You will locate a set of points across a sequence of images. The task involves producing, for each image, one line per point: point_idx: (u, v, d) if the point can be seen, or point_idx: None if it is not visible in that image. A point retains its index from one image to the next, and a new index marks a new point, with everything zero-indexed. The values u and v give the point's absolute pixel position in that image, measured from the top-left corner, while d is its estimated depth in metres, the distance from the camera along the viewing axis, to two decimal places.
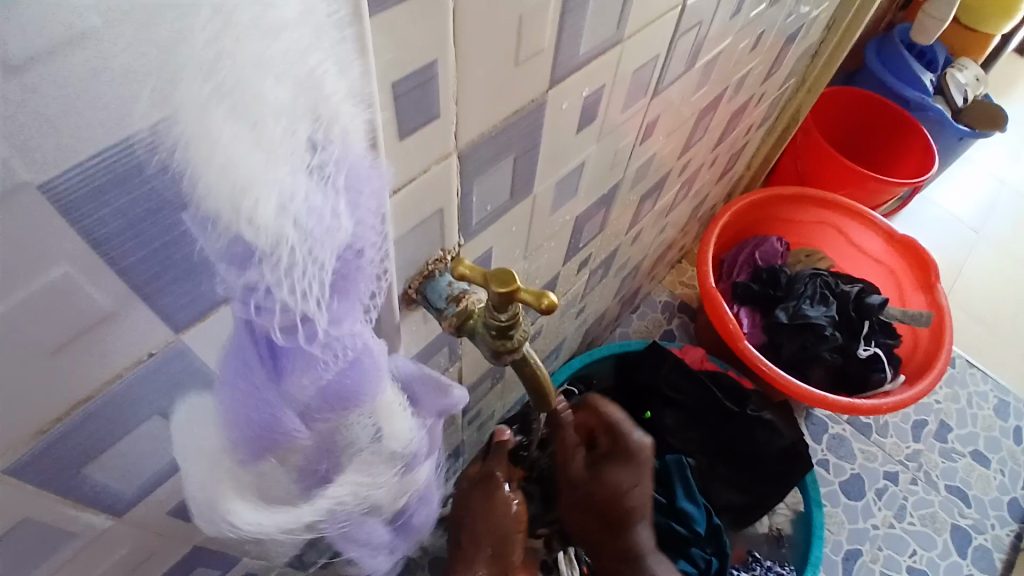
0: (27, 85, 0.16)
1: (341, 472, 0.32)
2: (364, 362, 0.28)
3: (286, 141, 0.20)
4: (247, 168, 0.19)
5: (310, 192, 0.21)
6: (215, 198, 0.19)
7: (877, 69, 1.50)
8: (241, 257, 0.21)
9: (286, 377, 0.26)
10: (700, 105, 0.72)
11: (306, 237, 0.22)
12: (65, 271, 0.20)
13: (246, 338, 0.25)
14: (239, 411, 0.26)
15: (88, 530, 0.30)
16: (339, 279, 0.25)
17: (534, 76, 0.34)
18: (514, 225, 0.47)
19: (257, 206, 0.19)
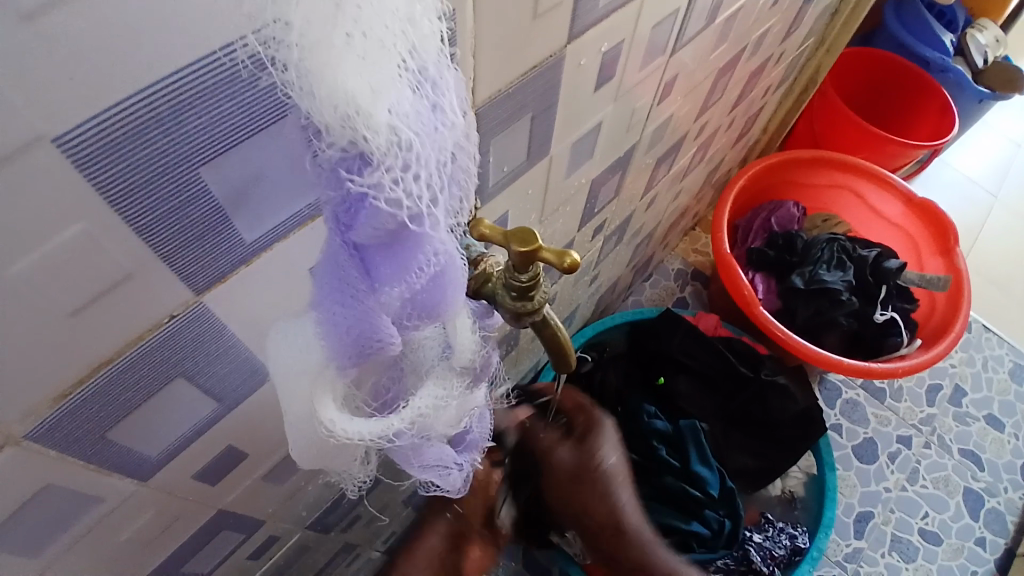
0: (36, 30, 0.15)
1: (418, 387, 0.31)
2: (451, 276, 0.26)
3: (389, 47, 0.19)
4: (356, 78, 0.18)
5: (412, 99, 0.20)
6: (330, 108, 0.18)
7: (899, 27, 1.44)
8: (357, 162, 0.20)
9: (383, 288, 0.24)
10: (717, 66, 0.70)
11: (413, 142, 0.21)
12: (82, 232, 0.20)
13: (341, 252, 0.23)
14: (337, 329, 0.25)
15: (113, 494, 0.31)
16: (442, 183, 0.23)
17: (553, 31, 0.33)
18: (530, 189, 0.47)
19: (372, 112, 0.19)
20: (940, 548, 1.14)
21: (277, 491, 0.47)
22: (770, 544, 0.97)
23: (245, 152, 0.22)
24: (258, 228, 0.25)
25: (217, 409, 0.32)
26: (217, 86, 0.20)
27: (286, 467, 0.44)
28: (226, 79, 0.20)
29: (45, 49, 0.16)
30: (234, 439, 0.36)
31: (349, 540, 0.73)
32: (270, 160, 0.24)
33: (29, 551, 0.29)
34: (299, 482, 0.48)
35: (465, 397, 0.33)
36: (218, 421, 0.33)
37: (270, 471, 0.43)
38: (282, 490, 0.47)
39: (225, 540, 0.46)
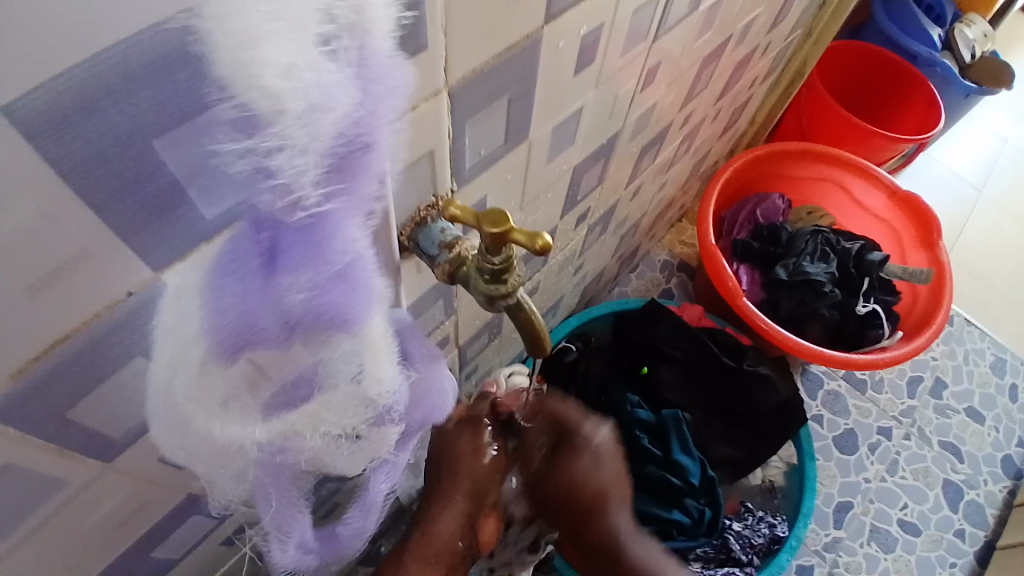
0: None
1: (320, 396, 0.29)
2: (358, 277, 0.26)
3: (307, 12, 0.18)
4: (269, 39, 0.18)
5: (327, 74, 0.20)
6: (223, 61, 0.18)
7: (886, 21, 1.45)
8: (247, 123, 0.19)
9: (280, 275, 0.24)
10: (702, 53, 0.69)
11: (317, 112, 0.20)
12: (35, 204, 0.19)
13: (249, 234, 0.24)
14: (222, 309, 0.24)
15: (79, 475, 0.30)
16: (341, 171, 0.23)
17: (527, 10, 0.33)
18: (509, 174, 0.46)
19: (262, 69, 0.18)
20: (918, 538, 1.16)
21: None
22: (750, 532, 0.98)
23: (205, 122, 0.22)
24: (220, 207, 0.25)
25: None
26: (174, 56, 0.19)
27: None
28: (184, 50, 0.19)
29: None
30: None
31: None
32: None
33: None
34: None
35: (367, 429, 0.31)
36: None
37: None
38: None
39: (199, 526, 0.45)
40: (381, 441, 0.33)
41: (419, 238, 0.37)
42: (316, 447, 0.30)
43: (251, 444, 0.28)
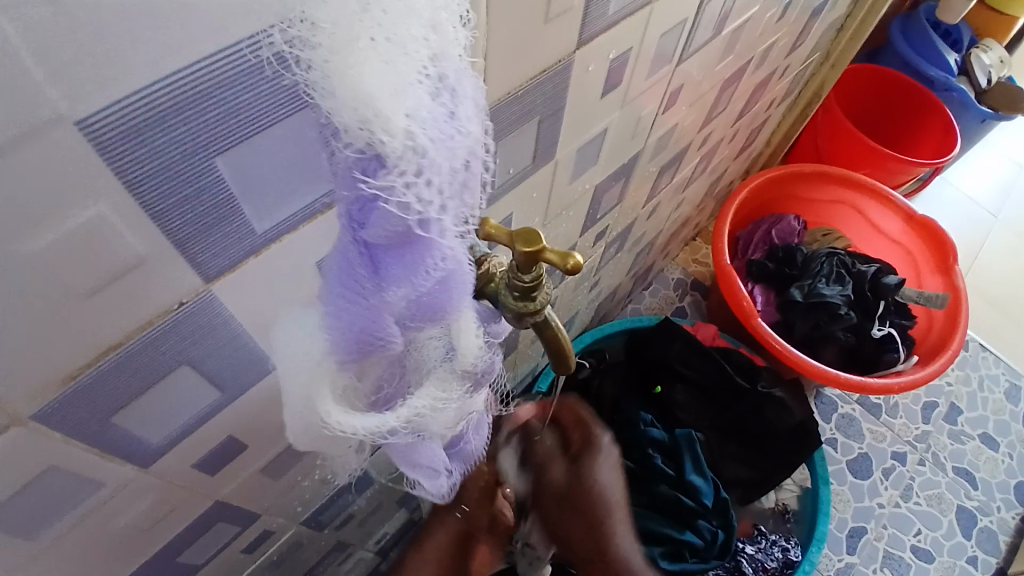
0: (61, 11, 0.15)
1: (418, 387, 0.31)
2: (458, 284, 0.26)
3: (410, 53, 0.19)
4: (382, 82, 0.19)
5: (432, 104, 0.21)
6: (347, 108, 0.19)
7: (903, 46, 1.46)
8: (375, 164, 0.20)
9: (388, 288, 0.24)
10: (722, 76, 0.70)
11: (429, 145, 0.21)
12: (95, 215, 0.20)
13: (351, 248, 0.23)
14: (343, 328, 0.25)
15: (114, 478, 0.31)
16: (455, 190, 0.23)
17: (562, 34, 0.34)
18: (534, 192, 0.47)
19: (391, 115, 0.19)
20: (931, 565, 1.14)
21: (274, 484, 0.47)
22: (762, 557, 0.98)
23: (273, 139, 0.23)
24: (269, 220, 0.26)
25: (220, 399, 0.32)
26: (235, 76, 0.20)
27: (284, 460, 0.44)
28: (244, 69, 0.20)
29: (63, 34, 0.16)
30: (236, 429, 0.36)
31: (342, 539, 0.73)
32: (282, 153, 0.24)
33: (28, 533, 0.29)
34: (295, 477, 0.48)
35: (465, 400, 0.33)
36: (222, 409, 0.33)
37: (268, 464, 0.43)
38: (279, 484, 0.47)
39: (220, 532, 0.46)
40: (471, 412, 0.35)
41: None
42: (429, 426, 0.31)
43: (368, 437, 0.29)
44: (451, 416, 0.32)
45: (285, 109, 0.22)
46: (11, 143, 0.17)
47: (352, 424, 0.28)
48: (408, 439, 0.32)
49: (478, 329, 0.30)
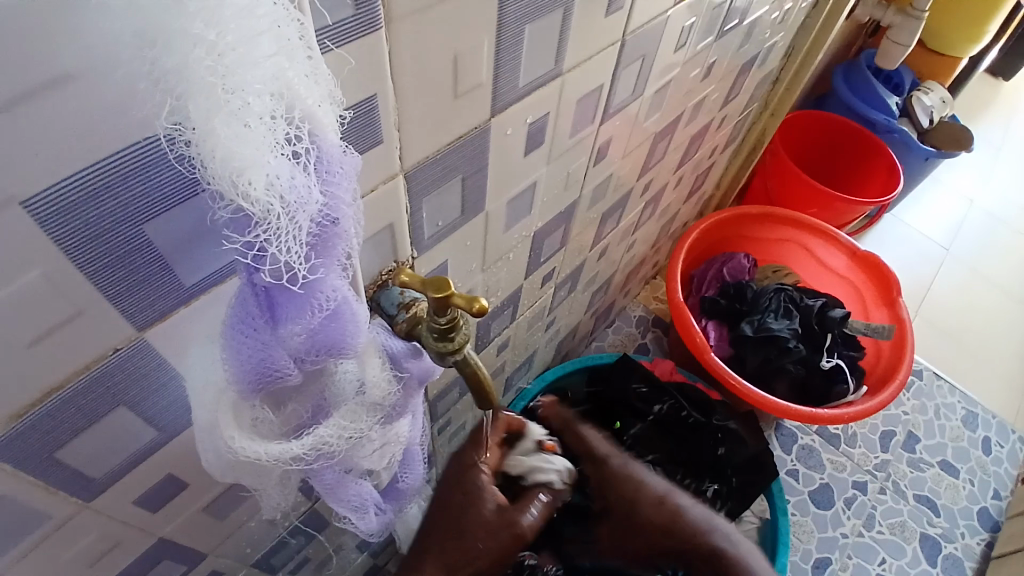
0: (16, 118, 0.19)
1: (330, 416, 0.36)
2: (344, 316, 0.30)
3: (268, 129, 0.22)
4: (243, 158, 0.21)
5: (293, 171, 0.23)
6: (220, 179, 0.21)
7: (845, 92, 1.56)
8: (245, 222, 0.24)
9: (282, 324, 0.28)
10: (654, 129, 0.76)
11: (292, 213, 0.24)
12: (42, 274, 0.23)
13: (247, 292, 0.26)
14: (240, 361, 0.29)
15: (56, 512, 0.33)
16: (325, 244, 0.27)
17: (475, 106, 0.39)
18: (468, 240, 0.51)
19: (252, 185, 0.22)
20: None
21: (221, 523, 0.49)
22: None
23: (179, 213, 0.26)
24: (197, 274, 0.29)
25: (159, 437, 0.35)
26: (150, 161, 0.23)
27: (230, 498, 0.46)
28: (157, 155, 0.24)
29: (19, 130, 0.19)
30: (176, 467, 0.38)
31: None
32: (200, 219, 0.27)
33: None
34: (243, 516, 0.50)
35: (382, 430, 0.39)
36: (163, 447, 0.36)
37: (213, 501, 0.45)
38: (226, 523, 0.49)
39: (166, 571, 0.47)
40: (394, 437, 0.42)
41: (379, 299, 0.41)
42: (340, 450, 0.37)
43: (280, 462, 0.34)
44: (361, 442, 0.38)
45: (178, 189, 0.25)
46: None
47: (263, 450, 0.32)
48: (324, 463, 0.37)
49: (382, 364, 0.37)
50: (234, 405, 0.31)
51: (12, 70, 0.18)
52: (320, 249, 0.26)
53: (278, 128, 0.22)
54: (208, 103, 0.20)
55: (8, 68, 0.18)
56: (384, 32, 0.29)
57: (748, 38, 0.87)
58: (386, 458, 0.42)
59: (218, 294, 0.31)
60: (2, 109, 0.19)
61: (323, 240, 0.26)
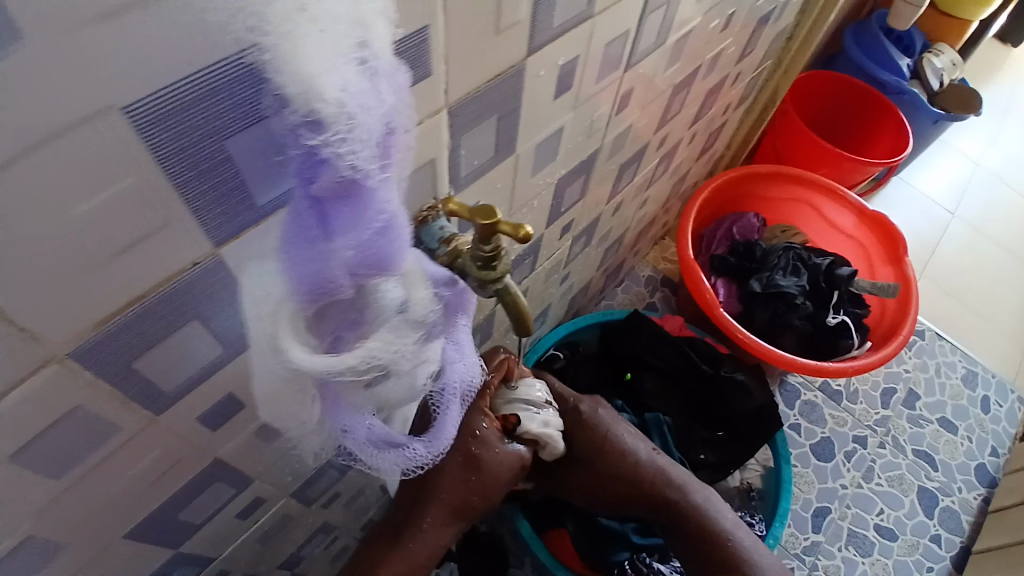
0: (119, 23, 0.21)
1: (371, 334, 0.36)
2: (395, 232, 0.31)
3: (339, 35, 0.23)
4: (317, 59, 0.22)
5: (359, 79, 0.24)
6: (294, 84, 0.22)
7: (858, 52, 1.55)
8: (313, 127, 0.24)
9: (336, 236, 0.29)
10: (673, 81, 0.77)
11: (357, 113, 0.24)
12: (133, 182, 0.25)
13: (303, 202, 0.28)
14: (298, 272, 0.30)
15: (131, 424, 0.36)
16: (383, 148, 0.28)
17: (512, 45, 0.40)
18: (498, 183, 0.53)
19: (325, 87, 0.23)
20: (894, 543, 1.21)
21: (267, 450, 0.52)
22: None
23: (242, 131, 0.27)
24: (268, 194, 0.31)
25: (222, 356, 0.38)
26: (229, 78, 0.25)
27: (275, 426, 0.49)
28: (235, 72, 0.25)
29: (125, 36, 0.21)
30: (235, 388, 0.41)
31: (328, 518, 0.78)
32: (262, 139, 0.28)
33: (52, 470, 0.34)
34: (286, 445, 0.53)
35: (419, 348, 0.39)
36: (223, 367, 0.38)
37: (262, 427, 0.48)
38: (272, 450, 0.52)
39: (217, 494, 0.51)
40: (425, 359, 0.41)
41: (421, 234, 0.42)
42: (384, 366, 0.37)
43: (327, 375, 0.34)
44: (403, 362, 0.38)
45: (245, 109, 0.27)
46: (82, 121, 0.22)
47: (315, 363, 0.33)
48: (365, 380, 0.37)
49: (427, 284, 0.37)
50: (290, 320, 0.32)
51: None
52: (377, 155, 0.27)
53: (347, 30, 0.23)
54: (284, 5, 0.21)
55: None
56: None
57: None
58: (414, 378, 0.42)
59: (283, 216, 0.33)
60: (110, 17, 0.20)
61: (380, 147, 0.27)
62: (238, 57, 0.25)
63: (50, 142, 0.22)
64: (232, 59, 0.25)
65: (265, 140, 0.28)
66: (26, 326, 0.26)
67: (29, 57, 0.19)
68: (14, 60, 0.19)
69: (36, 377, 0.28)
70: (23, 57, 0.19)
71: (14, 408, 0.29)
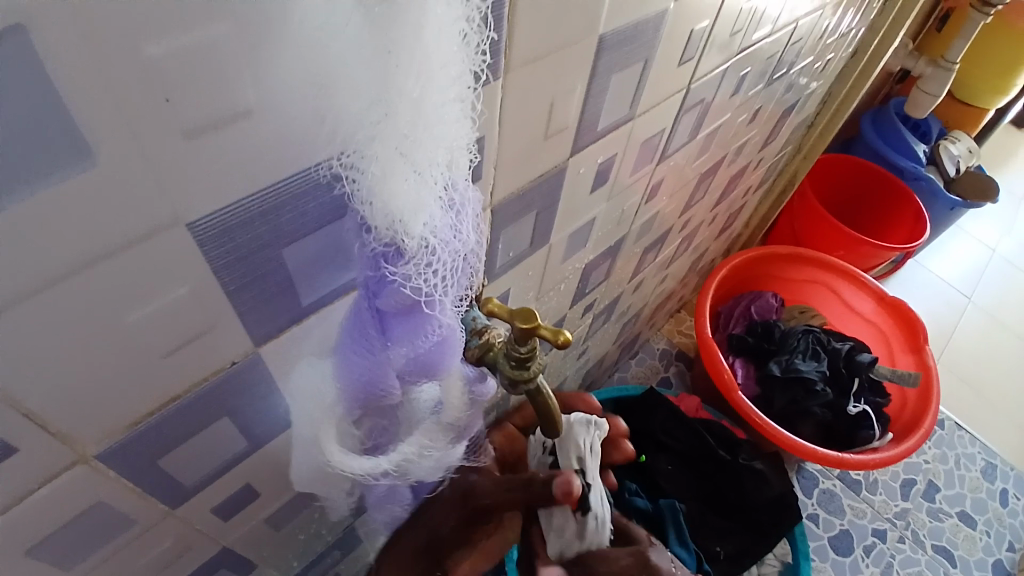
0: (197, 145, 0.21)
1: (407, 436, 0.36)
2: (451, 345, 0.31)
3: (433, 177, 0.24)
4: (408, 200, 0.24)
5: (441, 213, 0.26)
6: (379, 217, 0.24)
7: (873, 139, 1.59)
8: (393, 254, 0.26)
9: (393, 345, 0.29)
10: (701, 169, 0.79)
11: (437, 245, 0.26)
12: (188, 290, 0.25)
13: (365, 311, 0.28)
14: (352, 376, 0.31)
15: (145, 517, 0.34)
16: (455, 275, 0.28)
17: (558, 147, 0.41)
18: (530, 270, 0.53)
19: (413, 223, 0.24)
20: None
21: (275, 534, 0.50)
22: None
23: (315, 238, 0.28)
24: (313, 294, 0.31)
25: (246, 447, 0.37)
26: (309, 187, 0.26)
27: (288, 510, 0.48)
28: (317, 183, 0.26)
29: (203, 156, 0.21)
30: (253, 477, 0.40)
31: None
32: (333, 245, 0.29)
33: (55, 567, 0.32)
34: (293, 527, 0.51)
35: (446, 452, 0.37)
36: (249, 456, 0.37)
37: (275, 512, 0.46)
38: (279, 534, 0.50)
39: None
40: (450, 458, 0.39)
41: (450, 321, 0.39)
42: (414, 469, 0.37)
43: (363, 476, 0.35)
44: (431, 463, 0.37)
45: (322, 217, 0.27)
46: (146, 234, 0.22)
47: (353, 464, 0.33)
48: (395, 480, 0.37)
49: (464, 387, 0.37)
50: (336, 424, 0.33)
51: (207, 102, 0.20)
52: (448, 281, 0.28)
53: (441, 172, 0.24)
54: (389, 150, 0.23)
55: (205, 100, 0.20)
56: (503, 81, 0.31)
57: (792, 84, 0.89)
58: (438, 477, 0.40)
59: (329, 313, 0.33)
60: (191, 138, 0.21)
61: (452, 274, 0.28)
62: (318, 169, 0.25)
63: (111, 254, 0.22)
64: (313, 170, 0.25)
65: (333, 246, 0.29)
66: (58, 429, 0.25)
67: (104, 177, 0.20)
68: (85, 177, 0.19)
69: (58, 478, 0.27)
70: (95, 175, 0.19)
71: (32, 509, 0.27)
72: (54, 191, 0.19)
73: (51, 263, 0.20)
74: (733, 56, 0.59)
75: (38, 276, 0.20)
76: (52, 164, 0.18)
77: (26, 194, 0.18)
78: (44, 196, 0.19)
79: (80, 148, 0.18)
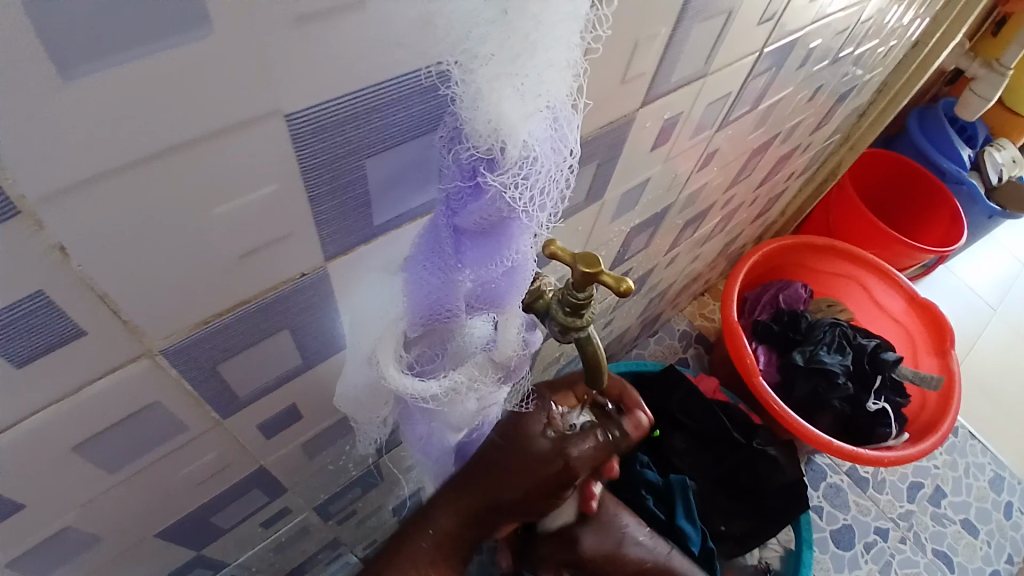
0: (305, 31, 0.21)
1: (455, 366, 0.37)
2: (519, 277, 0.31)
3: (546, 88, 0.23)
4: (516, 106, 0.23)
5: (545, 128, 0.25)
6: (484, 122, 0.24)
7: (920, 136, 1.54)
8: (490, 164, 0.25)
9: (465, 266, 0.29)
10: (752, 147, 0.77)
11: (536, 160, 0.25)
12: (274, 190, 0.25)
13: (445, 227, 0.28)
14: (419, 292, 0.31)
15: (195, 425, 0.35)
16: (545, 201, 0.28)
17: (631, 96, 0.40)
18: (579, 226, 0.52)
19: (518, 131, 0.23)
20: None
21: (308, 461, 0.51)
22: None
23: (402, 149, 0.28)
24: (388, 212, 0.31)
25: (298, 366, 0.37)
26: (407, 92, 0.25)
27: (322, 439, 0.48)
28: (417, 88, 0.26)
29: (312, 43, 0.21)
30: (298, 399, 0.40)
31: (339, 536, 0.75)
32: (417, 160, 0.29)
33: (111, 460, 0.33)
34: (327, 456, 0.52)
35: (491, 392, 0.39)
36: (299, 375, 0.38)
37: (311, 439, 0.47)
38: (312, 461, 0.51)
39: (250, 500, 0.49)
40: (489, 402, 0.40)
41: None
42: (460, 400, 0.38)
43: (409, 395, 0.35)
44: (475, 399, 0.38)
45: (414, 126, 0.27)
46: (243, 122, 0.22)
47: (408, 384, 0.34)
48: (439, 407, 0.38)
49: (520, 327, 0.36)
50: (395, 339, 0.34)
51: None
52: (538, 202, 0.27)
53: (554, 84, 0.23)
54: (506, 53, 0.22)
55: None
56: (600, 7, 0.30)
57: (852, 69, 0.86)
58: (479, 418, 0.41)
59: (400, 233, 0.32)
60: (300, 21, 0.20)
61: (543, 195, 0.27)
62: (421, 72, 0.25)
63: (210, 137, 0.21)
64: (416, 73, 0.25)
65: (417, 161, 0.29)
66: (131, 318, 0.26)
67: (213, 50, 0.19)
68: (195, 50, 0.19)
69: (125, 369, 0.28)
70: (205, 49, 0.19)
71: (99, 395, 0.28)
72: (164, 60, 0.18)
73: (152, 139, 0.20)
74: (805, 28, 0.57)
75: (139, 148, 0.20)
76: (167, 30, 0.18)
77: (137, 58, 0.18)
78: (153, 65, 0.18)
79: (195, 17, 0.18)
